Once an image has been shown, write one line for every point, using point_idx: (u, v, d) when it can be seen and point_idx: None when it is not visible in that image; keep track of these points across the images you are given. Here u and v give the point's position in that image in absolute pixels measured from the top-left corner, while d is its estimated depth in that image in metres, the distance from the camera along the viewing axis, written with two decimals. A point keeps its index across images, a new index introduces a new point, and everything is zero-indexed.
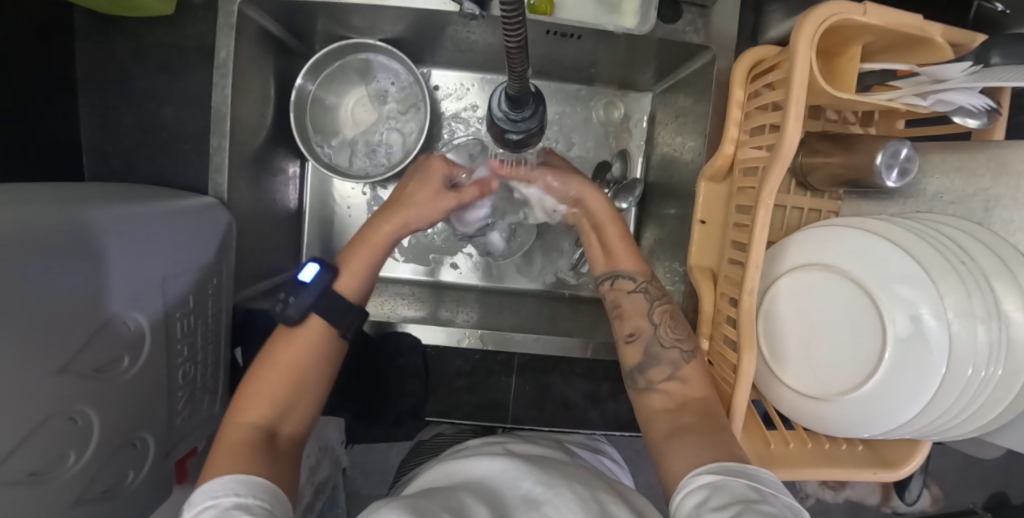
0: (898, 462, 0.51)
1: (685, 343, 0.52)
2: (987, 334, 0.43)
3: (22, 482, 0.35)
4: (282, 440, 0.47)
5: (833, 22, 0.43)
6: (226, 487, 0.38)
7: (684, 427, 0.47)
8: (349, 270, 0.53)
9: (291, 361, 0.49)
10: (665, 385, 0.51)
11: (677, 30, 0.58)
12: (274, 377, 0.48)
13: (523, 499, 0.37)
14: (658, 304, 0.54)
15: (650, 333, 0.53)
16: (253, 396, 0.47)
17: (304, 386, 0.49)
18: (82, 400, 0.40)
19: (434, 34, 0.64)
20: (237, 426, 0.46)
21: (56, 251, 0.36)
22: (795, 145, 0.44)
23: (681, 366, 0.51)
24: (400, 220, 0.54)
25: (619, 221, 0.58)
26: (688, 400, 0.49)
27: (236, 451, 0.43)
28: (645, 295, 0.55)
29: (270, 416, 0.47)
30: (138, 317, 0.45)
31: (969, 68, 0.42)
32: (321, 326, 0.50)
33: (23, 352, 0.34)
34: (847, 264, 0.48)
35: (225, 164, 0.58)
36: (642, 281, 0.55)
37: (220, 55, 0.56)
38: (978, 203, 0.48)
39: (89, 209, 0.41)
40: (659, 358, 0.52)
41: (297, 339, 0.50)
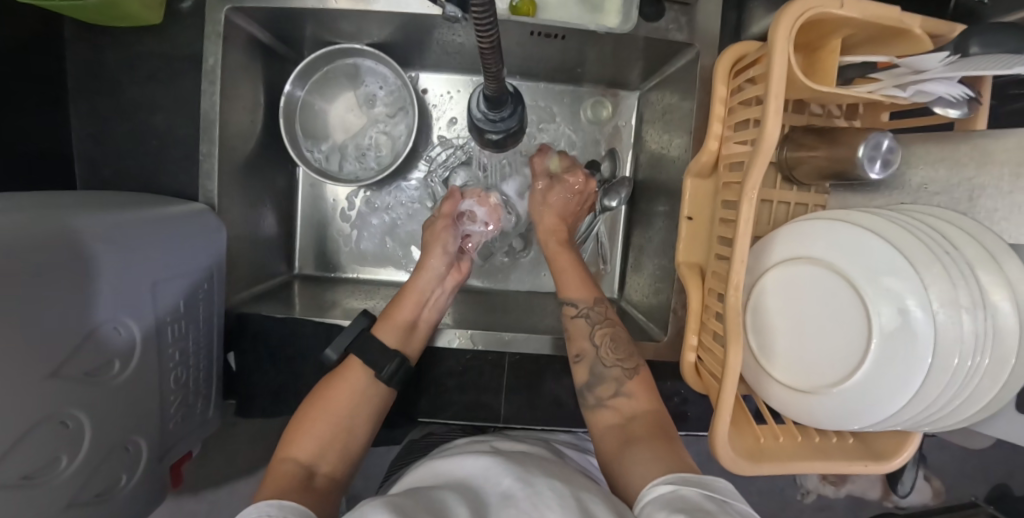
0: (889, 455, 0.51)
1: (625, 361, 0.56)
2: (973, 323, 0.43)
3: (16, 486, 0.36)
4: (321, 478, 0.48)
5: (810, 17, 0.43)
6: (262, 511, 0.38)
7: (634, 438, 0.50)
8: (387, 319, 0.60)
9: (338, 399, 0.53)
10: (613, 401, 0.54)
11: (660, 28, 0.58)
12: (319, 414, 0.51)
13: (500, 497, 0.37)
14: (600, 328, 0.59)
15: (593, 354, 0.57)
16: (299, 435, 0.50)
17: (348, 426, 0.52)
18: (73, 404, 0.40)
19: (420, 38, 0.64)
20: (284, 460, 0.48)
21: (45, 258, 0.37)
22: (775, 139, 0.44)
23: (624, 382, 0.55)
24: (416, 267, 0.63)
25: (567, 249, 0.66)
26: (637, 412, 0.53)
27: (280, 483, 0.45)
28: (588, 318, 0.60)
29: (312, 453, 0.49)
30: (129, 324, 0.45)
31: (947, 59, 0.43)
32: (364, 369, 0.55)
33: (11, 356, 0.34)
34: (833, 257, 0.48)
35: (215, 171, 0.59)
36: (585, 306, 0.61)
37: (208, 63, 0.56)
38: (963, 192, 0.48)
39: (78, 218, 0.42)
40: (604, 377, 0.56)
41: (345, 380, 0.54)
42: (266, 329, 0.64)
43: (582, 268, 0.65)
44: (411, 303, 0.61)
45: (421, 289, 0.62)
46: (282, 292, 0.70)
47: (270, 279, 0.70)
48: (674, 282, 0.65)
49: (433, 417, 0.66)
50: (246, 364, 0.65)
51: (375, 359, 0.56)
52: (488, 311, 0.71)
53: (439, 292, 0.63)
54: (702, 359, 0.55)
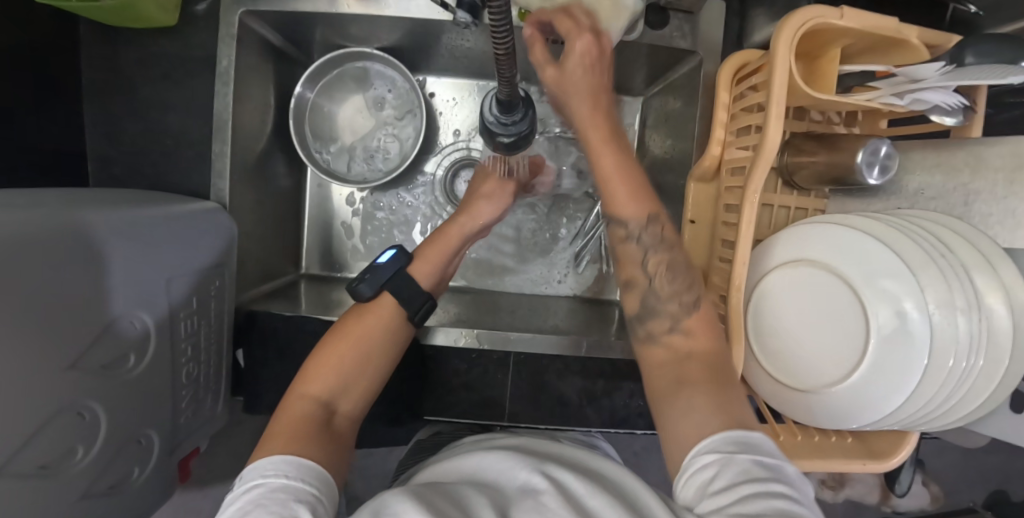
0: (887, 454, 0.52)
1: (683, 295, 0.49)
2: (968, 324, 0.44)
3: (33, 475, 0.37)
4: (339, 418, 0.48)
5: (810, 27, 0.45)
6: (277, 468, 0.39)
7: (690, 380, 0.45)
8: (422, 255, 0.59)
9: (361, 335, 0.52)
10: (667, 337, 0.48)
11: (664, 35, 0.59)
12: (341, 350, 0.50)
13: (521, 490, 0.38)
14: (655, 253, 0.50)
15: (647, 285, 0.50)
16: (319, 369, 0.49)
17: (370, 361, 0.51)
18: (90, 396, 0.41)
19: (429, 42, 0.66)
20: (300, 397, 0.47)
21: (66, 251, 0.38)
22: (776, 145, 0.46)
23: (681, 319, 0.48)
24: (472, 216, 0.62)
25: (630, 175, 0.51)
26: (692, 352, 0.47)
27: (299, 426, 0.44)
28: (641, 243, 0.50)
29: (331, 392, 0.49)
30: (144, 318, 0.46)
31: (943, 68, 0.44)
32: (394, 305, 0.55)
33: (32, 347, 0.35)
34: (832, 259, 0.50)
35: (227, 170, 0.60)
36: (637, 227, 0.50)
37: (221, 65, 0.58)
38: (958, 197, 0.50)
39: (99, 213, 0.43)
40: (658, 311, 0.49)
41: (371, 317, 0.53)
42: (275, 326, 0.65)
43: (639, 174, 0.52)
44: (451, 242, 0.61)
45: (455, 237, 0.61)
46: (290, 290, 0.72)
47: (278, 277, 0.71)
48: None
49: (442, 414, 0.68)
50: (254, 361, 0.66)
51: (411, 298, 0.55)
52: (493, 312, 0.72)
53: (467, 242, 0.63)
54: None
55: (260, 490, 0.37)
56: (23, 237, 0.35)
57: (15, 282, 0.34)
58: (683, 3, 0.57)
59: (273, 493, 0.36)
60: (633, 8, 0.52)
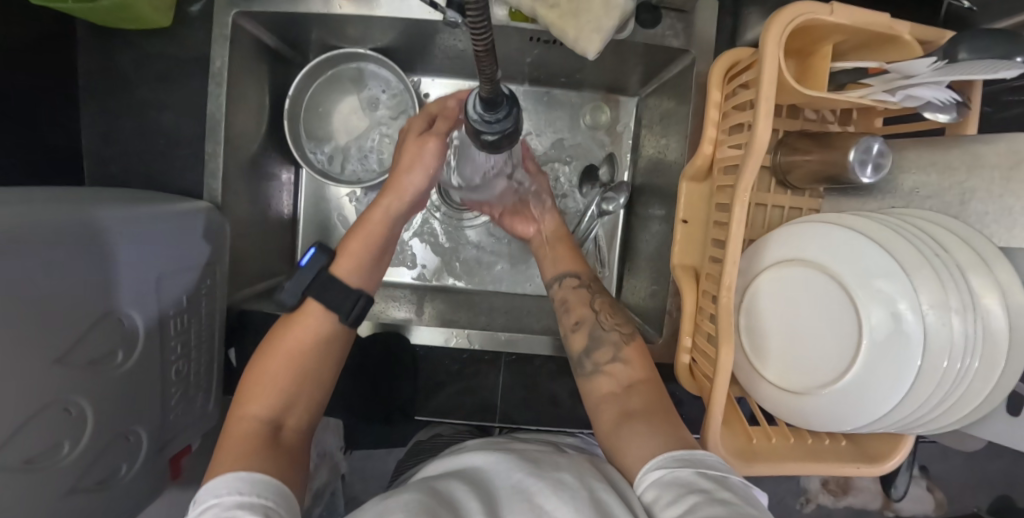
0: (882, 458, 0.51)
1: (623, 326, 0.58)
2: (963, 325, 0.44)
3: (18, 469, 0.37)
4: (287, 433, 0.49)
5: (800, 23, 0.44)
6: (230, 487, 0.39)
7: (631, 413, 0.50)
8: (344, 250, 0.56)
9: (289, 350, 0.51)
10: (609, 366, 0.55)
11: (657, 34, 0.59)
12: (274, 365, 0.51)
13: (512, 491, 0.38)
14: (597, 299, 0.61)
15: (592, 319, 0.59)
16: (254, 390, 0.50)
17: (306, 375, 0.52)
18: (76, 392, 0.41)
19: (423, 42, 0.66)
20: (240, 419, 0.48)
21: (58, 247, 0.39)
22: (766, 143, 0.45)
23: (621, 347, 0.56)
24: (399, 197, 0.57)
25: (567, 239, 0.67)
26: (633, 381, 0.54)
27: (241, 444, 0.45)
28: (589, 289, 0.62)
29: (272, 408, 0.49)
30: (132, 315, 0.47)
31: (935, 64, 0.43)
32: (322, 310, 0.53)
33: (18, 342, 0.35)
34: (824, 260, 0.49)
35: (220, 169, 0.60)
36: (587, 278, 0.63)
37: (215, 65, 0.58)
38: (954, 196, 0.49)
39: (92, 211, 0.44)
40: (602, 340, 0.57)
41: (298, 325, 0.52)
42: (268, 325, 0.66)
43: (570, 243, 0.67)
44: (377, 228, 0.57)
45: (374, 225, 0.57)
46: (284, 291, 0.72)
47: (273, 277, 0.71)
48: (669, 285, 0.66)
49: (442, 417, 0.67)
50: (247, 360, 0.66)
51: (337, 303, 0.53)
52: (486, 312, 0.71)
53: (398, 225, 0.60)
54: (696, 360, 0.56)
55: (214, 510, 0.37)
56: (13, 233, 0.35)
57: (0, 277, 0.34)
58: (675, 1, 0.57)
59: (227, 512, 0.36)
60: (625, 5, 0.51)
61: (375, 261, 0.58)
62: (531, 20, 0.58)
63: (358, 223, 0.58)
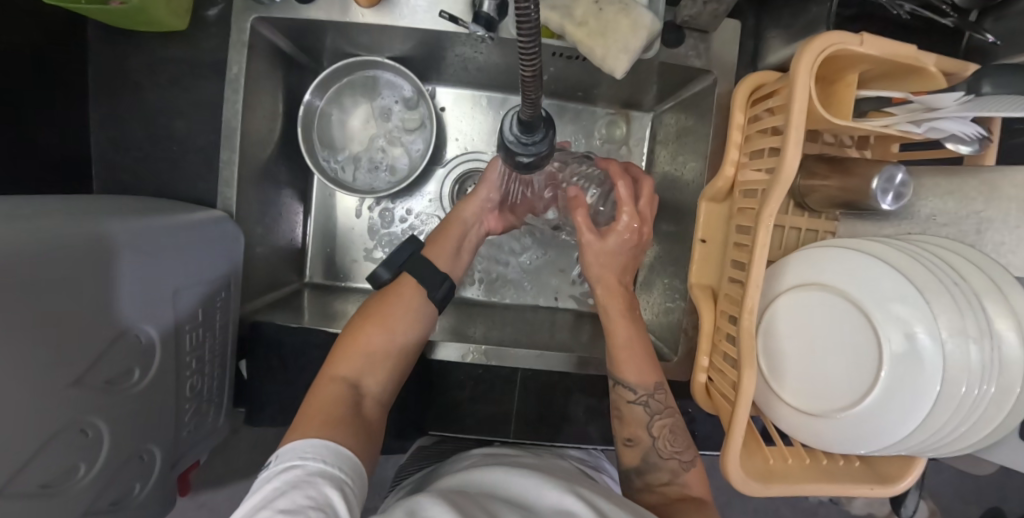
0: (895, 478, 0.52)
1: (683, 454, 0.55)
2: (979, 353, 0.44)
3: (35, 494, 0.36)
4: (368, 398, 0.52)
5: (830, 52, 0.45)
6: (314, 451, 0.41)
7: (677, 514, 0.50)
8: (434, 242, 0.63)
9: (384, 324, 0.55)
10: (663, 489, 0.54)
11: (680, 54, 0.59)
12: (368, 334, 0.54)
13: (551, 509, 0.40)
14: (658, 419, 0.56)
15: (649, 445, 0.55)
16: (347, 353, 0.53)
17: (394, 346, 0.55)
18: (93, 412, 0.40)
19: (441, 53, 0.65)
20: (331, 378, 0.51)
21: (67, 262, 0.37)
22: (793, 170, 0.46)
23: (680, 474, 0.54)
24: (476, 203, 0.64)
25: (633, 324, 0.59)
26: (680, 499, 0.53)
27: (334, 402, 0.48)
28: (646, 408, 0.56)
29: (358, 375, 0.52)
30: (149, 330, 0.45)
31: (962, 98, 0.44)
32: (416, 287, 0.59)
33: (31, 364, 0.34)
34: (842, 283, 0.50)
35: (234, 178, 0.59)
36: (643, 395, 0.56)
37: (232, 71, 0.57)
38: (970, 225, 0.50)
39: (99, 222, 0.42)
40: (659, 467, 0.55)
41: (394, 299, 0.57)
42: (281, 338, 0.63)
43: (643, 343, 0.58)
44: (455, 234, 0.63)
45: (466, 219, 0.64)
46: (294, 301, 0.71)
47: (280, 287, 0.70)
48: (684, 303, 0.66)
49: (447, 430, 0.66)
50: (258, 372, 0.64)
51: (426, 278, 0.59)
52: (499, 326, 0.71)
53: (473, 231, 0.66)
54: (712, 379, 0.57)
55: (296, 471, 0.38)
56: (24, 248, 0.33)
57: (20, 293, 0.33)
58: (700, 23, 0.57)
59: (309, 477, 0.38)
60: (653, 26, 0.51)
61: (456, 257, 0.64)
62: (557, 37, 0.58)
63: (449, 218, 0.65)
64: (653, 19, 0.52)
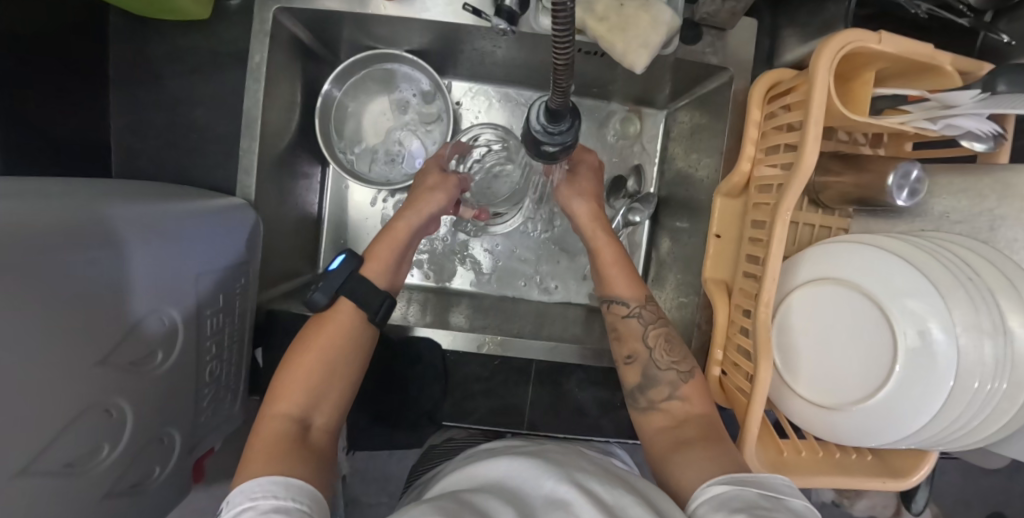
0: (907, 472, 0.52)
1: (682, 364, 0.55)
2: (993, 348, 0.45)
3: (61, 471, 0.36)
4: (316, 431, 0.49)
5: (849, 50, 0.46)
6: (265, 490, 0.39)
7: (688, 442, 0.49)
8: (373, 254, 0.57)
9: (322, 350, 0.52)
10: (665, 404, 0.54)
11: (696, 51, 0.60)
12: (307, 363, 0.51)
13: (545, 499, 0.39)
14: (653, 328, 0.57)
15: (647, 356, 0.56)
16: (286, 387, 0.50)
17: (338, 372, 0.52)
18: (117, 393, 0.40)
19: (460, 47, 0.66)
20: (272, 416, 0.48)
21: (88, 245, 0.37)
22: (811, 166, 0.47)
23: (679, 386, 0.53)
24: (421, 212, 0.60)
25: (616, 245, 0.61)
26: (689, 417, 0.52)
27: (278, 441, 0.45)
28: (639, 319, 0.57)
29: (302, 407, 0.49)
30: (169, 315, 0.45)
31: (979, 96, 0.45)
32: (354, 309, 0.55)
33: (57, 344, 0.34)
34: (856, 278, 0.51)
35: (253, 167, 0.59)
36: (636, 305, 0.58)
37: (253, 60, 0.57)
38: (984, 222, 0.50)
39: (119, 207, 0.42)
40: (658, 380, 0.54)
41: (331, 324, 0.53)
42: (297, 326, 0.64)
43: (627, 261, 0.61)
44: (401, 241, 0.59)
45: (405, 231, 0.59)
46: (308, 291, 0.71)
47: (295, 277, 0.70)
48: (698, 297, 0.66)
49: (461, 422, 0.67)
50: (273, 361, 0.65)
51: (369, 300, 0.55)
52: (512, 319, 0.72)
53: (418, 236, 0.61)
54: (726, 372, 0.57)
55: (247, 514, 0.37)
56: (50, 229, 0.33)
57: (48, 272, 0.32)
58: (718, 20, 0.57)
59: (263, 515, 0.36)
60: (673, 22, 0.52)
61: (398, 269, 0.60)
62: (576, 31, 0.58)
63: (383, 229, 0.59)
64: (672, 15, 0.53)
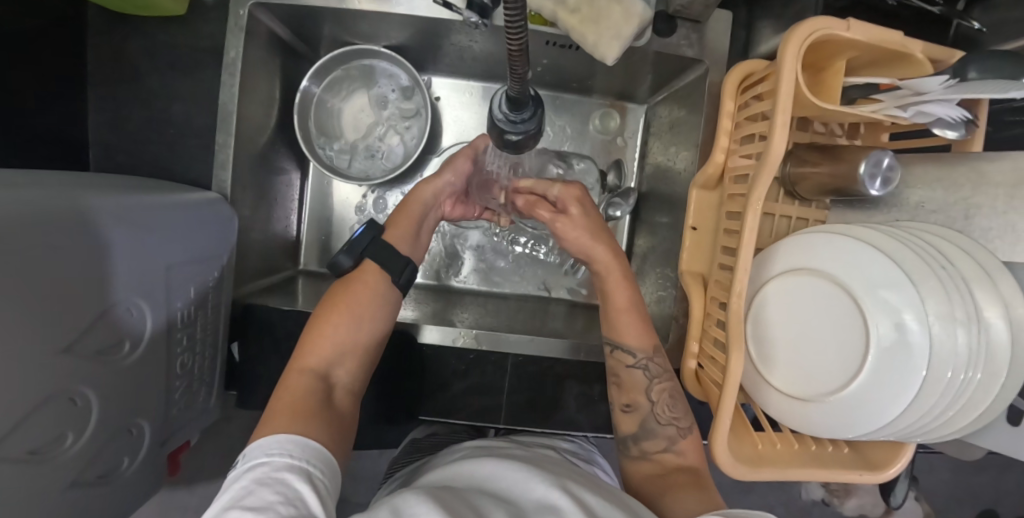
0: (883, 464, 0.52)
1: (681, 421, 0.55)
2: (967, 337, 0.45)
3: (21, 461, 0.36)
4: (341, 389, 0.51)
5: (818, 37, 0.45)
6: (280, 448, 0.40)
7: (676, 485, 0.49)
8: (396, 225, 0.59)
9: (351, 303, 0.53)
10: (659, 456, 0.54)
11: (672, 44, 0.60)
12: (336, 316, 0.52)
13: (537, 504, 0.40)
14: (658, 382, 0.56)
15: (648, 408, 0.55)
16: (314, 341, 0.51)
17: (364, 328, 0.53)
18: (84, 381, 0.40)
19: (437, 42, 0.66)
20: (299, 372, 0.49)
21: (57, 233, 0.37)
22: (780, 154, 0.46)
23: (677, 442, 0.54)
24: (433, 193, 0.62)
25: (631, 281, 0.58)
26: (676, 468, 0.52)
27: (302, 397, 0.47)
28: (645, 372, 0.55)
29: (328, 362, 0.51)
30: (138, 306, 0.45)
31: (946, 83, 0.44)
32: (379, 270, 0.56)
33: (18, 332, 0.34)
34: (832, 268, 0.50)
35: (230, 161, 0.59)
36: (643, 359, 0.55)
37: (229, 56, 0.57)
38: (958, 211, 0.50)
39: (90, 197, 0.42)
40: (656, 433, 0.54)
41: (359, 285, 0.54)
42: (274, 322, 0.64)
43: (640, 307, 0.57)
44: (415, 211, 0.60)
45: (425, 200, 0.62)
46: (287, 286, 0.71)
47: (275, 273, 0.70)
48: (676, 291, 0.66)
49: (440, 417, 0.66)
50: (250, 356, 0.65)
51: (392, 264, 0.56)
52: (495, 313, 0.72)
53: (434, 212, 0.64)
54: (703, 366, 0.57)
55: (263, 468, 0.38)
56: (11, 216, 0.33)
57: (12, 257, 0.33)
58: (692, 12, 0.57)
59: (277, 473, 0.37)
60: (644, 13, 0.52)
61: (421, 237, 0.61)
62: (550, 24, 0.58)
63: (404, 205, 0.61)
64: (645, 6, 0.52)
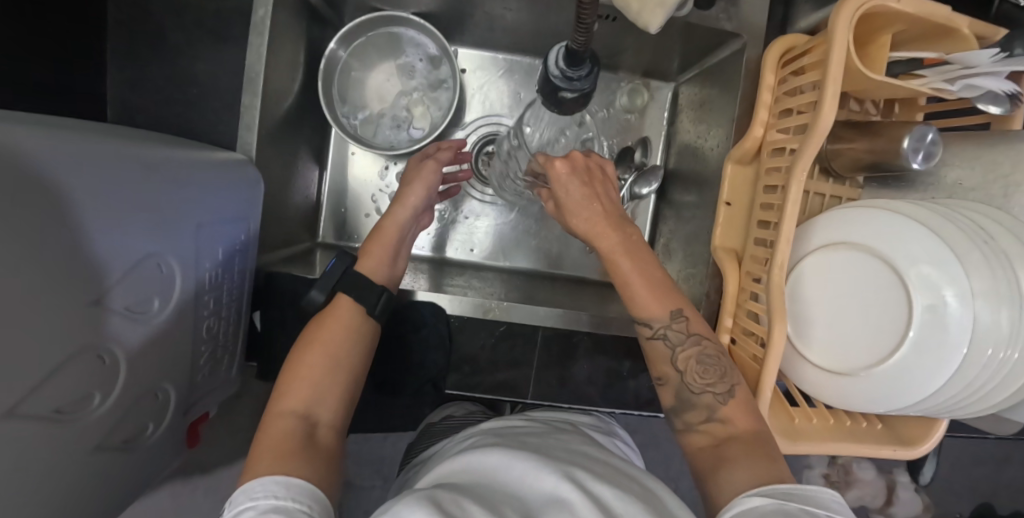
0: (919, 440, 0.52)
1: (717, 386, 0.48)
2: (1010, 311, 0.45)
3: (50, 417, 0.34)
4: (322, 428, 0.46)
5: (868, 9, 0.45)
6: (265, 489, 0.37)
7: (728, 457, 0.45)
8: (368, 251, 0.58)
9: (327, 340, 0.50)
10: (706, 426, 0.48)
11: (711, 16, 0.59)
12: (311, 359, 0.48)
13: (545, 498, 0.34)
14: (682, 350, 0.50)
15: (678, 380, 0.50)
16: (290, 384, 0.47)
17: (340, 366, 0.49)
18: (111, 338, 0.38)
19: (468, 9, 0.65)
20: (277, 415, 0.45)
21: (80, 176, 0.34)
22: (827, 128, 0.46)
23: (718, 409, 0.47)
24: (410, 207, 0.60)
25: (645, 255, 0.52)
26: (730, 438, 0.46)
27: (284, 442, 0.42)
28: (667, 342, 0.50)
29: (307, 403, 0.47)
30: (166, 263, 0.43)
31: (996, 56, 0.44)
32: (353, 304, 0.53)
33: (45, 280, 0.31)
34: (874, 243, 0.50)
35: (256, 124, 0.57)
36: (660, 326, 0.50)
37: (257, 15, 0.55)
38: (997, 189, 0.51)
39: (112, 146, 0.39)
40: (693, 404, 0.49)
41: (332, 322, 0.52)
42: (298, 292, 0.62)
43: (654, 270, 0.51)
44: (392, 236, 0.59)
45: (402, 218, 0.60)
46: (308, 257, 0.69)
47: (294, 244, 0.68)
48: (707, 268, 0.65)
49: (465, 392, 0.66)
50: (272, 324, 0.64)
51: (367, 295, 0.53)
52: (518, 288, 0.70)
53: (410, 231, 0.62)
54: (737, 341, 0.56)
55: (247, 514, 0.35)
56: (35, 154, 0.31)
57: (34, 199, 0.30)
58: None
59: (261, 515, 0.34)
60: None
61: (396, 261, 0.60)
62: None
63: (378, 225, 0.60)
64: None
